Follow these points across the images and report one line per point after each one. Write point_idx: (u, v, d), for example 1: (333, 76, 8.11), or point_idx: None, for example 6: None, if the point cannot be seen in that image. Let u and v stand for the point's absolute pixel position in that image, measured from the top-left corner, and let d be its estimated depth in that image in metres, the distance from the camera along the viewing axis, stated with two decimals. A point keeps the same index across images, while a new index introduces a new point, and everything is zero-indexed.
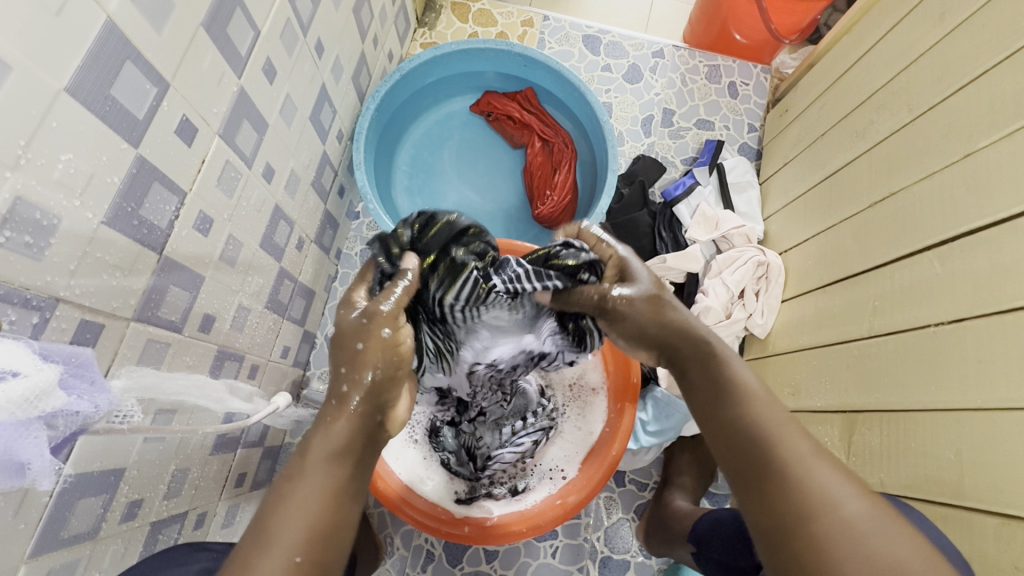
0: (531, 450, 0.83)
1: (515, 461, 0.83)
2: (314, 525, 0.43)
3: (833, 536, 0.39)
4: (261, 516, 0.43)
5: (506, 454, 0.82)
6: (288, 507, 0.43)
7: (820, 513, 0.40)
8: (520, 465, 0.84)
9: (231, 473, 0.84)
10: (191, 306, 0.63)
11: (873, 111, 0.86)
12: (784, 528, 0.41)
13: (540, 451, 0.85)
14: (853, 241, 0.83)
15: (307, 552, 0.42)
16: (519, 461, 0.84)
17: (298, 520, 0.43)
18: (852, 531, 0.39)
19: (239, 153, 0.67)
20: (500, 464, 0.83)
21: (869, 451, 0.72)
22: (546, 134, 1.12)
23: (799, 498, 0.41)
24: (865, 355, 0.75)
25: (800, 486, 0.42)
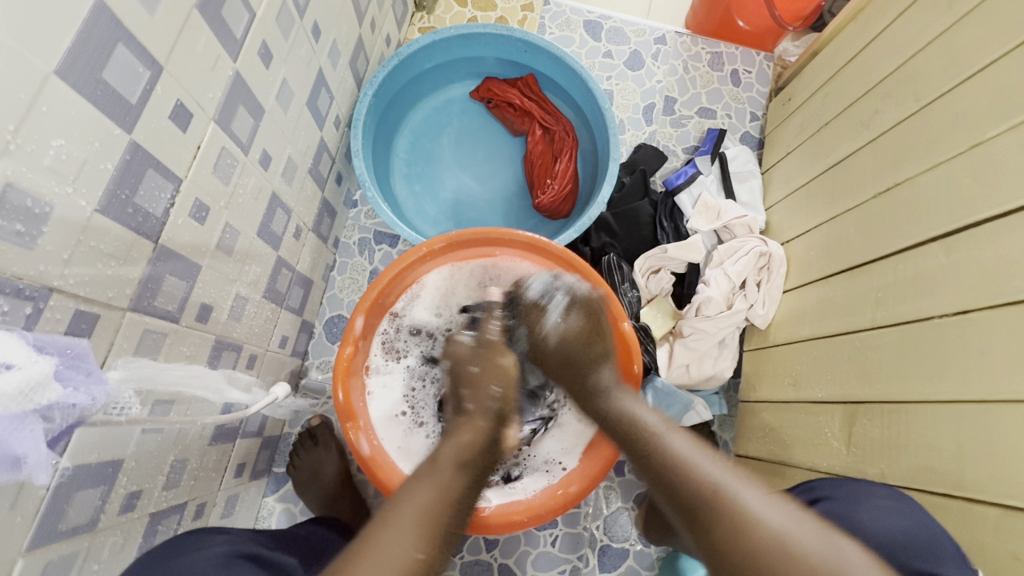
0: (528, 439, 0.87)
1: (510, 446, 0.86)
2: (430, 525, 0.56)
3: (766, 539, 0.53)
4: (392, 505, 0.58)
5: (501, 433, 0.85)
6: (407, 505, 0.57)
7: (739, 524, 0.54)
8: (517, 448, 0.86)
9: (230, 463, 0.85)
10: (187, 296, 0.62)
11: (877, 100, 0.85)
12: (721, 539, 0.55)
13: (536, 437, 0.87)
14: (855, 231, 0.83)
15: (425, 553, 0.54)
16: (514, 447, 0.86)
17: (413, 515, 0.56)
18: (773, 534, 0.53)
19: (235, 139, 0.65)
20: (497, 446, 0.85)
21: (870, 441, 0.71)
22: (547, 122, 1.10)
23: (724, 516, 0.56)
24: (868, 346, 0.74)
25: (716, 504, 0.57)
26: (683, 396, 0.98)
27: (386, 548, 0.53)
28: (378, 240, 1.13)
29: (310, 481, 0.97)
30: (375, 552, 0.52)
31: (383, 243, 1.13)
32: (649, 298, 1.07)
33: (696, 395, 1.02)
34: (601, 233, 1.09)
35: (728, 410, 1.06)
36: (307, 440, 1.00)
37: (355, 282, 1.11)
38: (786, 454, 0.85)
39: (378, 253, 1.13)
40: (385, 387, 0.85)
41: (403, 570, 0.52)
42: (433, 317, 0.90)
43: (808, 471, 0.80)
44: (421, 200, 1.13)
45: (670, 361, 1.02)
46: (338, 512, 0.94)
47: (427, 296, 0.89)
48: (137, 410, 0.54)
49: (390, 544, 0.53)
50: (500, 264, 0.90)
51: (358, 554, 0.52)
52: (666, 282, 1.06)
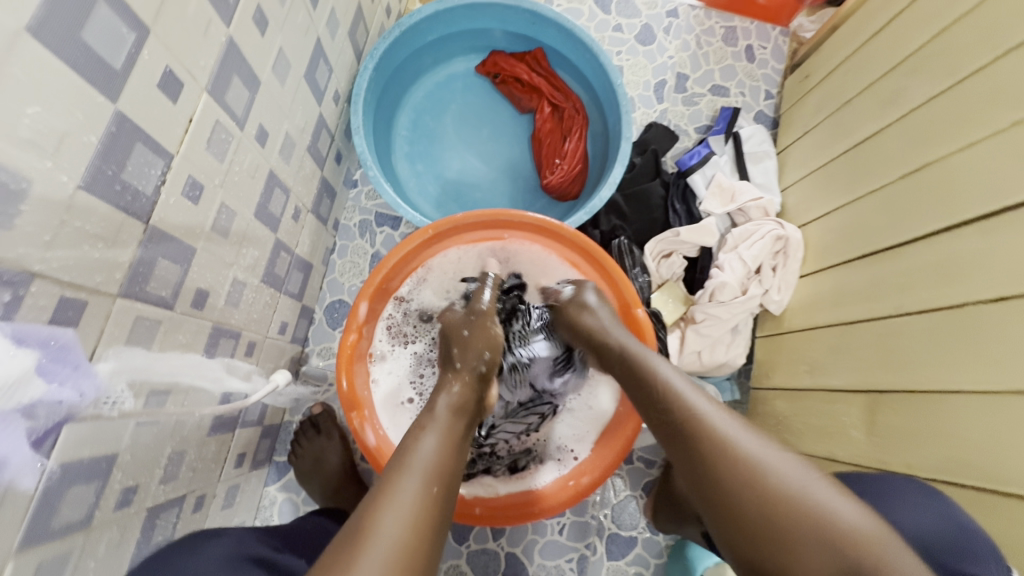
0: (536, 425, 0.83)
1: (518, 433, 0.83)
2: (441, 469, 0.52)
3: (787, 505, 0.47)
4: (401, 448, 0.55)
5: (509, 422, 0.82)
6: (419, 451, 0.53)
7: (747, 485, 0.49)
8: (526, 436, 0.83)
9: (230, 453, 0.82)
10: (181, 281, 0.58)
11: (905, 75, 0.81)
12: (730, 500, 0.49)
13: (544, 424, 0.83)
14: (880, 213, 0.79)
15: (441, 487, 0.51)
16: (522, 434, 0.83)
17: (428, 459, 0.53)
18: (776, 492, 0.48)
19: (229, 112, 0.60)
20: (504, 434, 0.82)
21: (894, 430, 0.69)
22: (555, 99, 1.06)
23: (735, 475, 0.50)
24: (893, 334, 0.72)
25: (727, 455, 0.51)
26: None
27: (403, 492, 0.48)
28: (379, 222, 1.09)
29: (312, 470, 0.94)
30: (394, 498, 0.48)
31: (385, 226, 1.09)
32: (660, 283, 1.04)
33: (706, 382, 1.00)
34: (610, 215, 1.06)
35: (740, 397, 1.03)
36: (309, 428, 0.97)
37: (356, 265, 1.07)
38: (801, 442, 0.84)
39: (380, 236, 1.09)
40: (389, 376, 0.82)
41: (423, 513, 0.48)
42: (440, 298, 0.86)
43: (825, 460, 0.78)
44: (423, 180, 1.09)
45: (681, 348, 0.99)
46: (342, 501, 0.93)
47: (433, 282, 0.86)
48: (130, 404, 0.51)
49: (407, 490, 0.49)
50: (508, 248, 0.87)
51: (375, 499, 0.48)
52: (678, 266, 1.03)
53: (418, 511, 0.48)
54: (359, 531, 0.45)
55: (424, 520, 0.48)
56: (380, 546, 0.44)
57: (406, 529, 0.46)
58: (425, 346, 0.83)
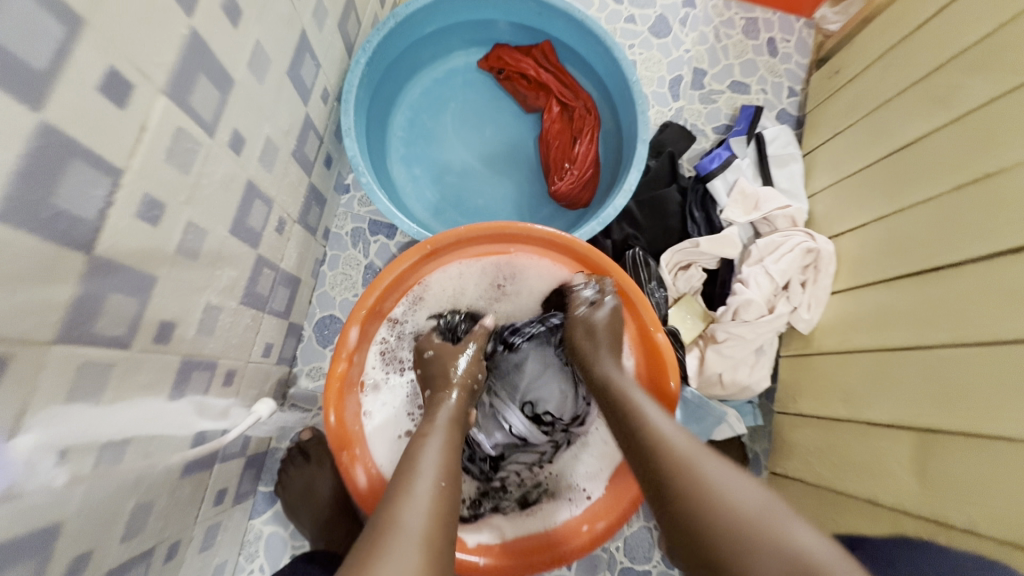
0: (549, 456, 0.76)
1: (531, 464, 0.75)
2: (448, 472, 0.56)
3: (755, 537, 0.47)
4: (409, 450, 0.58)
5: (522, 452, 0.76)
6: (427, 456, 0.57)
7: (721, 508, 0.49)
8: (540, 469, 0.75)
9: (209, 491, 0.74)
10: (139, 316, 0.50)
11: (958, 75, 0.73)
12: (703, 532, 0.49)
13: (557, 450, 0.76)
14: (929, 228, 0.72)
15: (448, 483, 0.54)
16: (535, 465, 0.76)
17: (436, 466, 0.56)
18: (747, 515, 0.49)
19: (195, 117, 0.52)
20: (515, 466, 0.75)
21: (950, 479, 0.62)
22: (564, 97, 0.97)
23: (712, 503, 0.50)
24: (948, 367, 0.65)
25: (699, 486, 0.51)
26: (716, 410, 0.88)
27: (416, 493, 0.52)
28: (373, 230, 1.01)
29: (302, 501, 0.87)
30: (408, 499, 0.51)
31: (380, 234, 1.01)
32: (676, 297, 0.96)
33: (728, 406, 0.92)
34: (623, 224, 0.98)
35: (763, 421, 0.96)
36: (297, 456, 0.89)
37: (348, 277, 0.99)
38: (837, 481, 0.77)
39: (374, 245, 1.00)
40: (383, 408, 0.73)
41: (437, 505, 0.52)
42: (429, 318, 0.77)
43: (866, 503, 0.72)
44: (420, 185, 1.00)
45: (700, 369, 0.91)
46: (333, 538, 0.85)
47: (428, 302, 0.77)
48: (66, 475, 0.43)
49: (421, 488, 0.53)
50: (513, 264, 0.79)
51: (389, 502, 0.51)
52: (697, 279, 0.96)
53: (434, 508, 0.51)
54: (377, 533, 0.48)
55: (438, 523, 0.50)
56: (404, 541, 0.47)
57: (427, 522, 0.50)
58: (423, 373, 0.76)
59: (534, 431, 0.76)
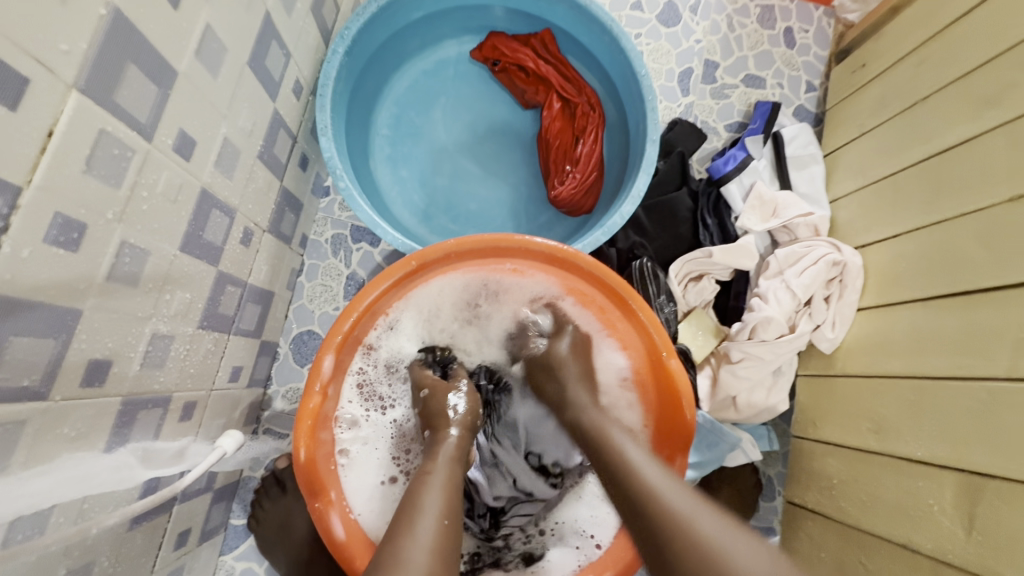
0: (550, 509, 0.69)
1: (533, 519, 0.68)
2: (453, 510, 0.51)
3: None
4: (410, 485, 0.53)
5: (524, 503, 0.69)
6: (430, 492, 0.52)
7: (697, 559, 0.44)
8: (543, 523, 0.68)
9: (168, 535, 0.66)
10: (58, 359, 0.42)
11: (1013, 71, 0.65)
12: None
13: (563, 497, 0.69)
14: (977, 244, 0.65)
15: (452, 520, 0.50)
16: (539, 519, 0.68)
17: (440, 500, 0.51)
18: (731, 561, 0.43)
19: (124, 118, 0.43)
20: (518, 519, 0.68)
21: (1004, 531, 0.55)
22: (566, 92, 0.88)
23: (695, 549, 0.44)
24: (1003, 404, 0.58)
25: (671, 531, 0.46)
26: (729, 435, 0.81)
27: (422, 533, 0.47)
28: (356, 237, 0.92)
29: (277, 537, 0.80)
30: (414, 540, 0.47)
31: (363, 242, 0.92)
32: (686, 311, 0.88)
33: (742, 430, 0.85)
34: (629, 232, 0.90)
35: (778, 445, 0.88)
36: (272, 486, 0.82)
37: (328, 289, 0.90)
38: (865, 519, 0.70)
39: (356, 254, 0.92)
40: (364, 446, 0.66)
41: (446, 544, 0.47)
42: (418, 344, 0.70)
43: (901, 548, 0.65)
44: (407, 188, 0.91)
45: (713, 391, 0.84)
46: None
47: (409, 325, 0.69)
48: None
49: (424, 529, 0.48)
50: (507, 282, 0.70)
51: (392, 542, 0.47)
52: (709, 291, 0.88)
53: (438, 546, 0.47)
54: None
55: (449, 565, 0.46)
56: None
57: (433, 563, 0.45)
58: (405, 413, 0.68)
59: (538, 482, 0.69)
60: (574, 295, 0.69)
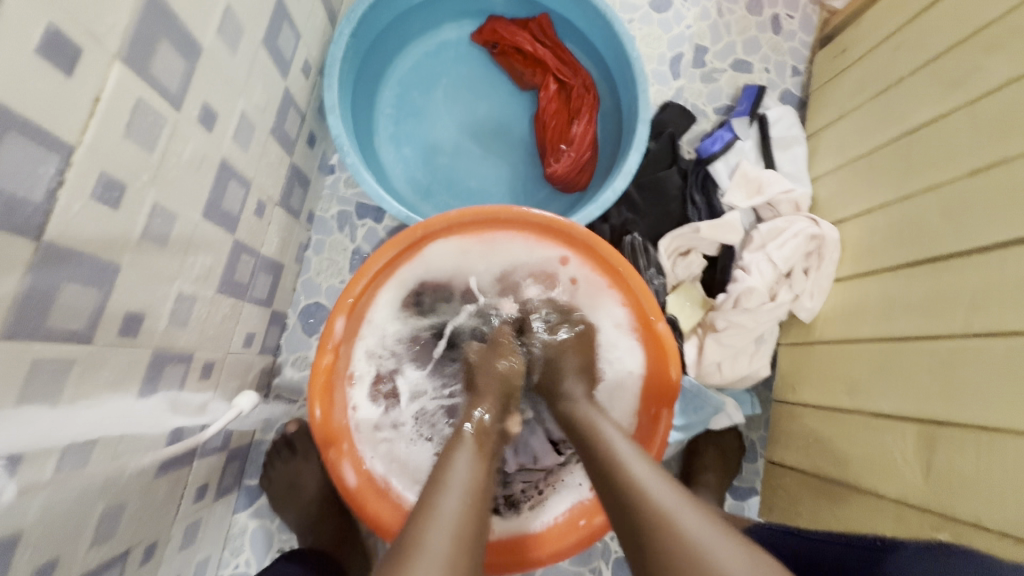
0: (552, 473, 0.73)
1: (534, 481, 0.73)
2: (482, 489, 0.49)
3: None
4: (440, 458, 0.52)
5: (526, 470, 0.73)
6: (458, 465, 0.50)
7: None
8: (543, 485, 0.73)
9: (189, 487, 0.70)
10: (102, 307, 0.46)
11: (978, 53, 0.70)
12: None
13: (566, 466, 0.73)
14: (939, 215, 0.70)
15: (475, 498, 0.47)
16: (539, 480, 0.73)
17: (467, 477, 0.49)
18: None
19: (157, 88, 0.47)
20: (521, 484, 0.73)
21: (955, 472, 0.61)
22: (562, 74, 0.92)
23: None
24: (955, 356, 0.63)
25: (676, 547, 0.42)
26: (713, 399, 0.87)
27: (442, 514, 0.44)
28: (360, 214, 0.96)
29: (288, 496, 0.84)
30: (434, 520, 0.44)
31: (367, 218, 0.96)
32: (674, 284, 0.93)
33: (727, 395, 0.90)
34: (621, 209, 0.95)
35: (760, 409, 0.94)
36: (283, 448, 0.86)
37: (334, 264, 0.94)
38: (837, 470, 0.76)
39: (361, 230, 0.96)
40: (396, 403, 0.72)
41: (469, 526, 0.44)
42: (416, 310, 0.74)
43: (867, 493, 0.71)
44: (410, 166, 0.95)
45: (699, 358, 0.89)
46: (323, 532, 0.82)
47: (412, 291, 0.74)
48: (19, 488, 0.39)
49: (446, 506, 0.45)
50: (500, 248, 0.74)
51: (413, 524, 0.44)
52: (696, 265, 0.93)
53: (461, 532, 0.44)
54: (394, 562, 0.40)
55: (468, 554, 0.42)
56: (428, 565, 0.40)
57: (454, 546, 0.42)
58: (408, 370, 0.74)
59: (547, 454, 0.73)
60: (570, 255, 0.73)
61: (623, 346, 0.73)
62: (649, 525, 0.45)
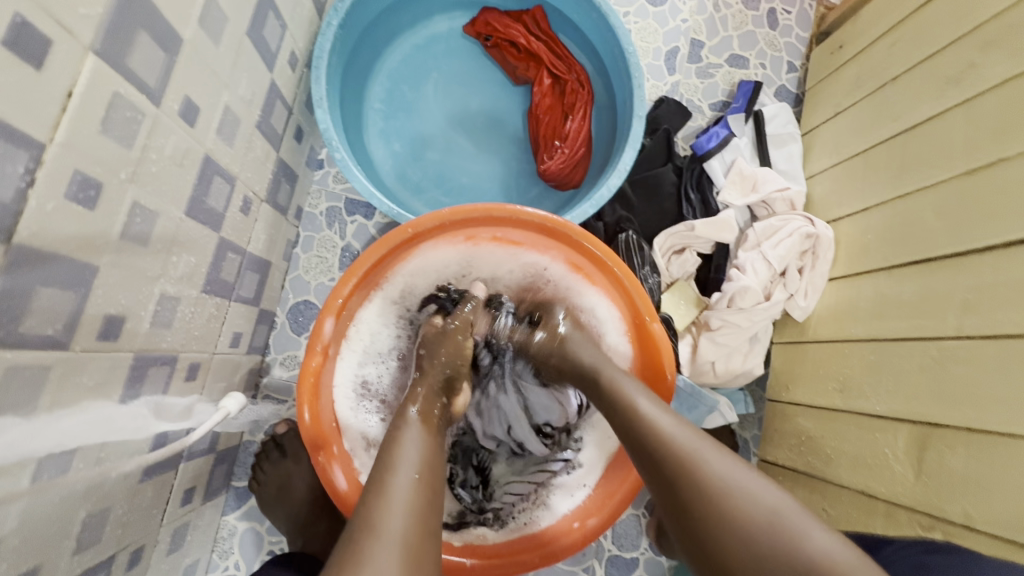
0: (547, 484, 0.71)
1: (527, 495, 0.71)
2: (435, 472, 0.51)
3: (750, 521, 0.44)
4: (388, 436, 0.54)
5: (516, 482, 0.73)
6: (404, 446, 0.52)
7: (734, 518, 0.45)
8: (533, 496, 0.71)
9: (175, 491, 0.69)
10: (79, 311, 0.44)
11: (975, 51, 0.69)
12: (719, 539, 0.45)
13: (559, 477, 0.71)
14: (933, 214, 0.70)
15: (422, 472, 0.50)
16: (532, 495, 0.71)
17: (418, 459, 0.51)
18: (745, 500, 0.45)
19: (136, 81, 0.45)
20: (509, 496, 0.72)
21: (947, 471, 0.61)
22: (557, 68, 0.90)
23: (706, 475, 0.47)
24: (947, 358, 0.63)
25: (710, 492, 0.47)
26: (708, 399, 0.86)
27: (397, 497, 0.46)
28: (350, 210, 0.94)
29: (276, 499, 0.82)
30: (389, 502, 0.46)
31: (357, 214, 0.94)
32: (669, 283, 0.93)
33: (722, 394, 0.90)
34: (616, 206, 0.93)
35: (754, 408, 0.94)
36: (273, 450, 0.84)
37: (323, 261, 0.92)
38: (830, 471, 0.76)
39: (351, 226, 0.94)
40: (375, 405, 0.69)
41: (419, 499, 0.47)
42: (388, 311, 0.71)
43: (860, 494, 0.71)
44: (400, 162, 0.93)
45: (693, 357, 0.88)
46: (312, 535, 0.80)
47: (394, 299, 0.71)
48: None
49: (400, 495, 0.47)
50: (484, 251, 0.73)
51: (364, 505, 0.46)
52: (691, 264, 0.92)
53: (414, 510, 0.46)
54: (348, 541, 0.43)
55: (425, 532, 0.46)
56: (385, 546, 0.43)
57: (409, 527, 0.45)
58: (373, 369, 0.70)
59: (533, 444, 0.74)
60: (554, 255, 0.73)
61: (607, 341, 0.71)
62: (675, 465, 0.49)
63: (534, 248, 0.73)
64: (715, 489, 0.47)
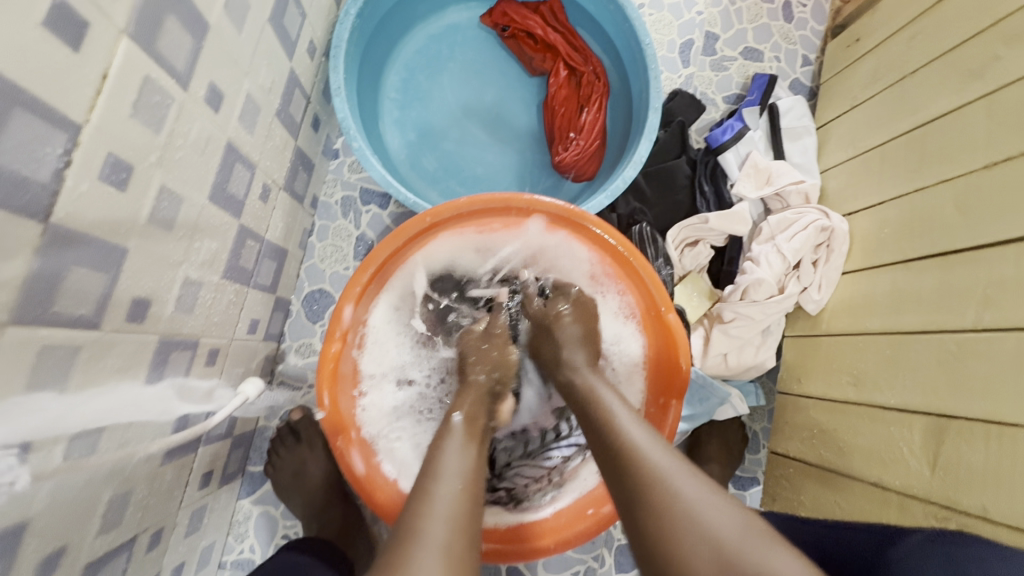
0: (562, 467, 0.74)
1: (540, 477, 0.74)
2: (475, 478, 0.51)
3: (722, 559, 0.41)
4: (432, 447, 0.55)
5: (527, 465, 0.75)
6: (449, 450, 0.54)
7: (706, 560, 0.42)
8: (547, 478, 0.73)
9: (194, 474, 0.70)
10: (108, 293, 0.45)
11: (999, 43, 0.69)
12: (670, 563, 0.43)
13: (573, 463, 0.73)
14: (955, 208, 0.70)
15: (465, 483, 0.50)
16: (544, 478, 0.73)
17: (460, 466, 0.52)
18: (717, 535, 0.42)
19: (164, 65, 0.45)
20: (520, 478, 0.74)
21: (963, 465, 0.61)
22: (573, 60, 0.90)
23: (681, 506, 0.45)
24: (968, 350, 0.63)
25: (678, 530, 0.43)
26: (719, 390, 0.86)
27: (442, 505, 0.47)
28: (365, 199, 0.94)
29: (291, 485, 0.83)
30: (433, 510, 0.47)
31: (372, 204, 0.94)
32: (682, 275, 0.93)
33: (732, 386, 0.90)
34: (629, 198, 0.93)
35: (764, 400, 0.94)
36: (288, 436, 0.85)
37: (338, 250, 0.93)
38: (842, 463, 0.77)
39: (365, 216, 0.94)
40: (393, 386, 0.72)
41: (468, 509, 0.48)
42: (406, 299, 0.73)
43: (872, 485, 0.72)
44: (415, 152, 0.94)
45: (705, 349, 0.89)
46: (326, 521, 0.81)
47: (414, 282, 0.73)
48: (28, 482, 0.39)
49: (441, 504, 0.47)
50: (499, 239, 0.74)
51: (410, 513, 0.47)
52: (704, 256, 0.92)
53: (459, 515, 0.47)
54: (400, 542, 0.44)
55: (467, 536, 0.46)
56: (428, 553, 0.43)
57: (452, 533, 0.45)
58: (400, 351, 0.73)
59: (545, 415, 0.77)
60: (569, 240, 0.73)
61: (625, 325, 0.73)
62: (648, 496, 0.46)
63: (548, 234, 0.73)
64: (685, 524, 0.43)
